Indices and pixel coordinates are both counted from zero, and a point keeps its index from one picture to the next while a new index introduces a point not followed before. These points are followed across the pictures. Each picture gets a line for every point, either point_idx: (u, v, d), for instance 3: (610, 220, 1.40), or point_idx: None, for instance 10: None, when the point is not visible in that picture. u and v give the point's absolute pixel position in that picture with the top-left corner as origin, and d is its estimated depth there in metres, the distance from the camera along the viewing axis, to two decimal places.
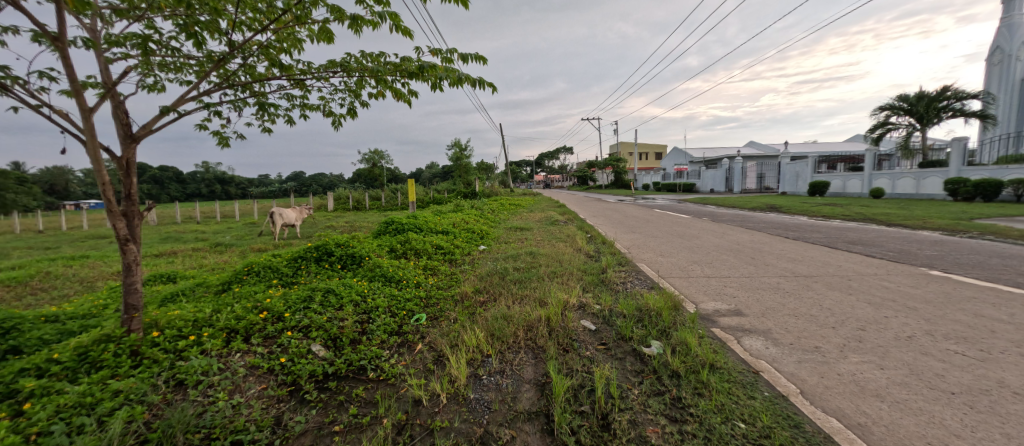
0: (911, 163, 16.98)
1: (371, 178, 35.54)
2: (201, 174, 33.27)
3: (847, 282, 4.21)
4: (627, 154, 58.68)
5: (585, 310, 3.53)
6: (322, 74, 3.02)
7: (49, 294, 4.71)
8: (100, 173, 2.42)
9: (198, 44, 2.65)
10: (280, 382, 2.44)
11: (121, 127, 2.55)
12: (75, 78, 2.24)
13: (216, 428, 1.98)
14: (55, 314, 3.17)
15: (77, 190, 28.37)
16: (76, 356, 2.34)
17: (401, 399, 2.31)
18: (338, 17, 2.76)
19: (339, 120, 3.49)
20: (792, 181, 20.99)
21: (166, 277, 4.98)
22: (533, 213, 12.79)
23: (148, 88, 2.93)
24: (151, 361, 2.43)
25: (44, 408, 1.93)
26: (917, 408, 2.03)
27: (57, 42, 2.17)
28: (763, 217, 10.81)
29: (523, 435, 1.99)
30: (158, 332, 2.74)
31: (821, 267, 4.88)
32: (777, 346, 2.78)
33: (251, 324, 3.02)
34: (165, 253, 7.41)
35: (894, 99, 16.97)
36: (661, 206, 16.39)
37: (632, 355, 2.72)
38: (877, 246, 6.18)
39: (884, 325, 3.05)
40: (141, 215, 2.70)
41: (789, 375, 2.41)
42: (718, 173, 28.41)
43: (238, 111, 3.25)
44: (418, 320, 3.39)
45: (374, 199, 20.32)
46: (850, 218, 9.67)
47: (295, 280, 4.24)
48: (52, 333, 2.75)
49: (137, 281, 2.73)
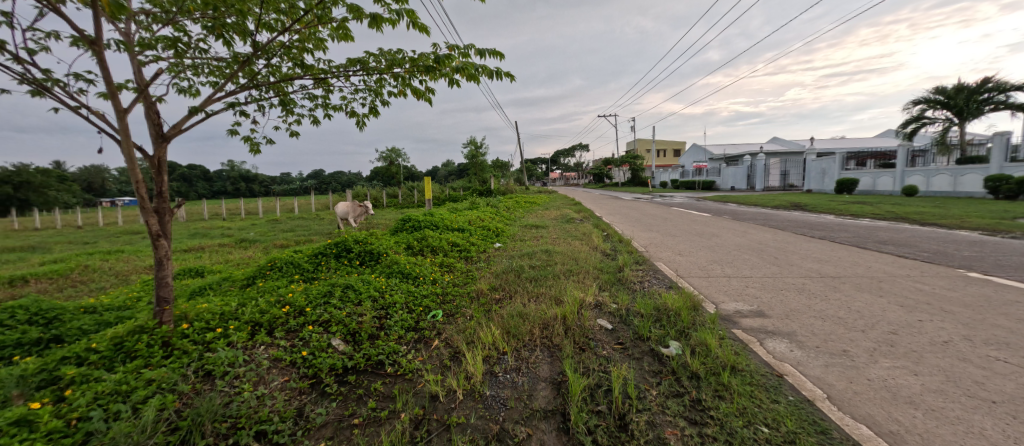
0: (949, 159, 16.11)
1: (389, 176, 36.11)
2: (227, 172, 34.37)
3: (877, 283, 4.05)
4: (645, 151, 57.67)
5: (601, 309, 3.49)
6: (342, 73, 3.07)
7: (89, 287, 4.96)
8: (133, 172, 2.52)
9: (227, 45, 2.77)
10: (302, 374, 2.50)
11: (153, 127, 2.65)
12: (110, 81, 2.33)
13: (242, 418, 2.06)
14: (93, 305, 3.32)
15: (113, 189, 29.74)
16: (113, 346, 2.46)
17: (418, 394, 2.34)
18: (358, 16, 2.79)
19: (361, 120, 3.56)
20: (818, 178, 20.35)
21: (194, 272, 5.16)
22: (548, 210, 12.87)
23: (180, 90, 3.05)
24: (182, 352, 2.53)
25: (84, 395, 2.03)
26: (954, 416, 1.94)
27: (94, 47, 2.26)
28: (787, 216, 10.60)
29: (539, 434, 1.99)
30: (187, 324, 2.84)
31: (850, 267, 4.70)
32: (802, 349, 2.70)
33: (274, 317, 3.11)
34: (194, 248, 7.68)
35: (930, 92, 16.13)
36: (681, 204, 16.09)
37: (650, 355, 2.68)
38: (910, 246, 5.95)
39: (919, 329, 2.92)
40: (173, 212, 2.79)
41: (814, 379, 2.34)
42: (741, 170, 27.57)
43: (264, 111, 3.36)
44: (435, 316, 3.43)
45: (391, 196, 20.70)
46: (881, 217, 9.33)
47: (316, 275, 4.33)
48: (91, 323, 2.90)
49: (168, 275, 2.83)
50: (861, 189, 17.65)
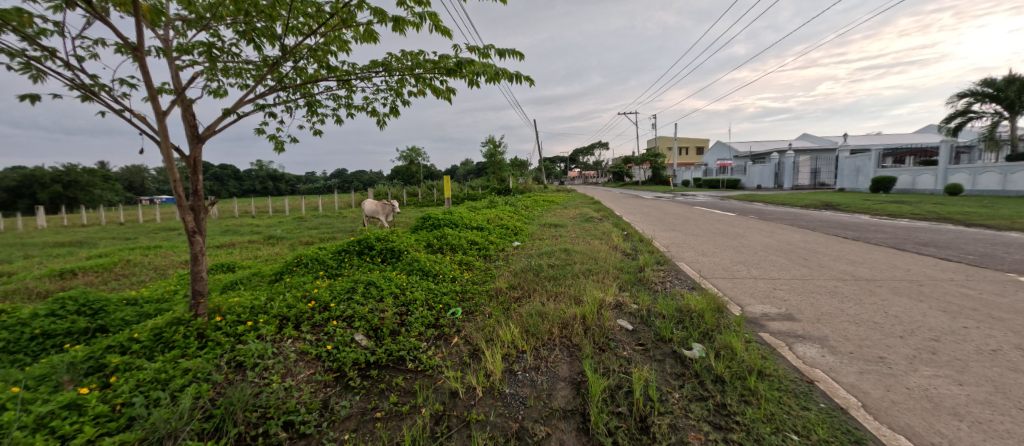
0: (997, 156, 15.13)
1: (410, 175, 36.66)
2: (256, 172, 35.64)
3: (917, 287, 3.84)
4: (667, 149, 56.53)
5: (621, 309, 3.44)
6: (365, 74, 3.13)
7: (130, 280, 5.23)
8: (171, 171, 2.64)
9: (258, 49, 2.87)
10: (327, 368, 2.57)
11: (189, 129, 2.77)
12: (151, 84, 2.45)
13: (271, 408, 2.13)
14: (134, 298, 3.51)
15: (151, 187, 31.31)
16: (153, 336, 2.60)
17: (438, 390, 2.37)
18: (382, 19, 2.84)
19: (383, 119, 3.63)
20: (851, 177, 19.48)
21: (225, 267, 5.37)
22: (567, 209, 12.79)
23: (213, 92, 3.17)
24: (215, 343, 2.65)
25: (127, 382, 2.15)
26: (1003, 430, 1.82)
27: (137, 53, 2.38)
28: (818, 215, 10.20)
29: (559, 434, 1.98)
30: (220, 317, 2.96)
31: (887, 270, 4.48)
32: (835, 355, 2.59)
33: (301, 312, 3.21)
34: (225, 244, 8.00)
35: (976, 85, 15.18)
36: (705, 203, 15.67)
37: (672, 357, 2.63)
38: (953, 248, 5.62)
39: (963, 336, 2.75)
40: (207, 210, 2.91)
41: (848, 386, 2.24)
42: (769, 168, 26.67)
43: (291, 112, 3.46)
44: (454, 314, 3.46)
45: (411, 195, 21.01)
46: (921, 218, 8.85)
47: (339, 272, 4.44)
48: (132, 315, 3.06)
49: (203, 269, 2.96)
50: (899, 187, 16.82)
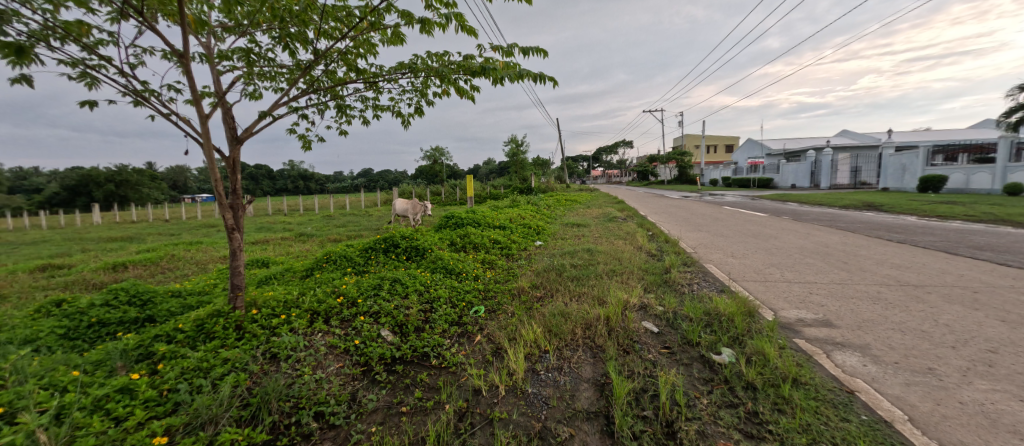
0: None
1: (434, 174, 37.19)
2: (288, 172, 37.05)
3: (971, 294, 3.58)
4: (695, 147, 55.02)
5: (646, 311, 3.38)
6: (392, 76, 3.20)
7: (174, 273, 5.55)
8: (212, 170, 2.79)
9: (292, 53, 2.99)
10: (355, 362, 2.65)
11: (229, 131, 2.91)
12: (195, 89, 2.58)
13: (302, 399, 2.21)
14: (178, 290, 3.72)
15: (193, 186, 33.11)
16: (195, 327, 2.75)
17: (462, 387, 2.39)
18: (409, 21, 2.89)
19: (407, 119, 3.70)
20: (896, 175, 18.38)
21: (260, 262, 5.61)
22: (590, 209, 12.65)
23: (250, 95, 3.31)
24: (251, 335, 2.77)
25: (173, 369, 2.28)
26: None
27: (183, 59, 2.52)
28: (858, 216, 9.68)
29: (582, 435, 1.97)
30: (255, 310, 3.10)
31: (937, 275, 4.20)
32: (877, 365, 2.45)
33: (330, 307, 3.31)
34: (260, 241, 8.36)
35: None
36: (734, 203, 15.14)
37: (700, 362, 2.55)
38: (1013, 252, 5.21)
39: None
40: (245, 208, 3.05)
41: (893, 398, 2.11)
42: (804, 167, 25.51)
43: (321, 114, 3.58)
44: (477, 312, 3.49)
45: (435, 194, 21.31)
46: (975, 219, 8.24)
47: (366, 269, 4.55)
48: (177, 306, 3.25)
49: (240, 264, 3.10)
50: (950, 186, 15.75)
